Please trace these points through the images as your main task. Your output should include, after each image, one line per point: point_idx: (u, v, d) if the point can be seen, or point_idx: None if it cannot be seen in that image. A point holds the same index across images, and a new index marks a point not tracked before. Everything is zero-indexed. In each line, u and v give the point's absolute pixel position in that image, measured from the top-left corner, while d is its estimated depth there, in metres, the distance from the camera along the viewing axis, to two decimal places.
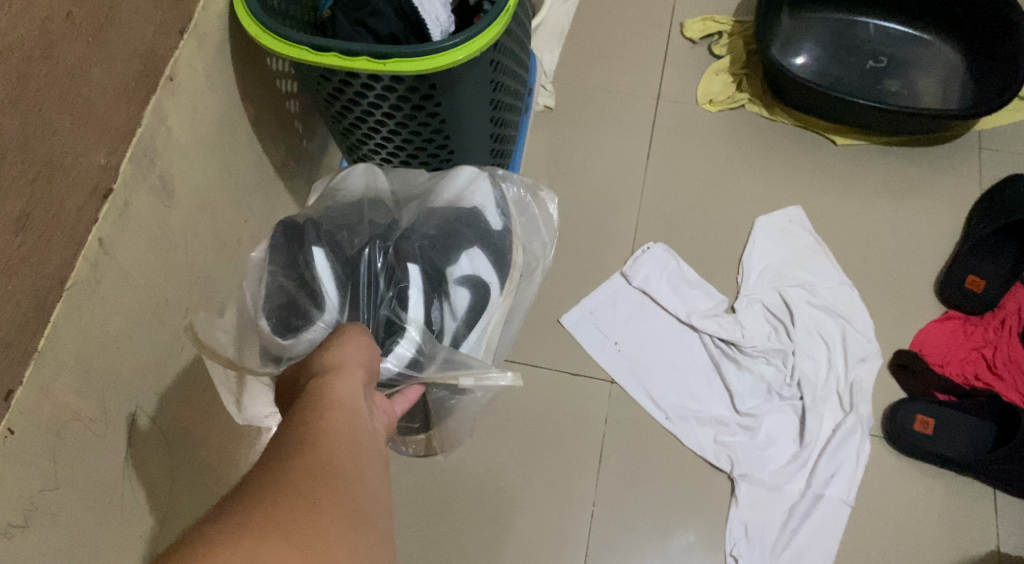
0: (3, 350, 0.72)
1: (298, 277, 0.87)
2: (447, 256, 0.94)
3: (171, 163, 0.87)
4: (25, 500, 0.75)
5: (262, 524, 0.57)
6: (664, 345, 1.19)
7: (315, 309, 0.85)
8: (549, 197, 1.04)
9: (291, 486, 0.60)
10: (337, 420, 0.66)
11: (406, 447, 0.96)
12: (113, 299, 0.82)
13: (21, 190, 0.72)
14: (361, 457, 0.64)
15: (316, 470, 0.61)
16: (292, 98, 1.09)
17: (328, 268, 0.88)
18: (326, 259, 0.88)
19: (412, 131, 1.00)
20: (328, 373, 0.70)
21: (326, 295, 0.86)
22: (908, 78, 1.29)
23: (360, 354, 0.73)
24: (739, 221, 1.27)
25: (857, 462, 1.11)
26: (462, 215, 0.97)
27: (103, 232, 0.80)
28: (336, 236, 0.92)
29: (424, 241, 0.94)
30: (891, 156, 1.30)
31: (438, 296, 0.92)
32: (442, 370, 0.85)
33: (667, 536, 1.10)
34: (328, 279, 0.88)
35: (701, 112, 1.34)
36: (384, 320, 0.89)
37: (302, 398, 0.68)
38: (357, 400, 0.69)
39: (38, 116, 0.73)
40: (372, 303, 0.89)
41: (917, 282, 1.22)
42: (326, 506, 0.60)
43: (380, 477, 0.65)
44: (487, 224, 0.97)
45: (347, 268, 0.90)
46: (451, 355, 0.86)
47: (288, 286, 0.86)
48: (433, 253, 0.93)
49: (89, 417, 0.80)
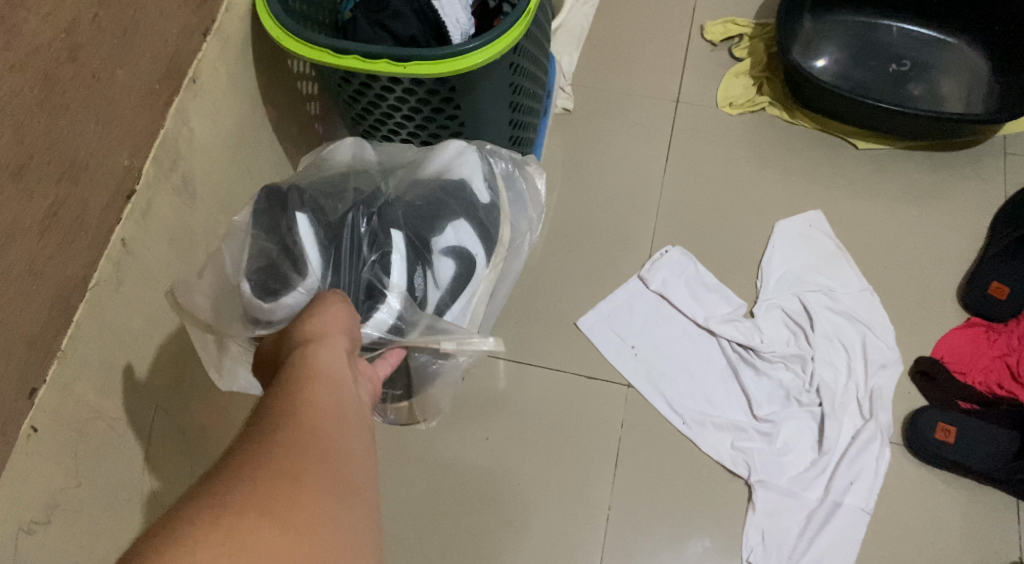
0: (27, 349, 0.72)
1: (281, 240, 0.84)
2: (432, 226, 0.93)
3: (193, 164, 0.88)
4: (49, 497, 0.76)
5: (238, 512, 0.57)
6: (682, 350, 1.19)
7: (295, 275, 0.82)
8: (536, 173, 1.05)
9: (272, 462, 0.60)
10: (318, 396, 0.66)
11: (389, 414, 0.98)
12: (134, 299, 0.83)
13: (48, 191, 0.73)
14: (344, 430, 0.65)
15: (297, 445, 0.62)
16: (312, 99, 1.09)
17: (311, 234, 0.85)
18: (310, 224, 0.85)
19: (431, 133, 1.01)
20: (307, 346, 0.70)
21: (307, 260, 0.84)
22: (933, 82, 1.28)
23: (340, 325, 0.73)
24: (759, 225, 1.26)
25: (876, 469, 1.11)
26: (448, 185, 0.95)
27: (126, 232, 0.81)
28: (319, 202, 0.89)
29: (409, 209, 0.93)
30: (915, 160, 1.29)
31: (422, 265, 0.91)
32: (425, 336, 0.86)
33: (683, 541, 1.10)
34: (310, 244, 0.85)
35: (721, 115, 1.33)
36: (365, 284, 0.88)
37: (280, 374, 0.68)
38: (340, 374, 0.69)
39: (65, 118, 0.74)
40: (354, 267, 0.88)
41: (939, 289, 1.21)
42: (308, 481, 0.60)
43: (364, 446, 0.66)
44: (474, 196, 0.97)
45: (329, 233, 0.87)
46: (433, 321, 0.87)
47: (270, 250, 0.83)
48: (418, 221, 0.93)
49: (110, 415, 0.81)
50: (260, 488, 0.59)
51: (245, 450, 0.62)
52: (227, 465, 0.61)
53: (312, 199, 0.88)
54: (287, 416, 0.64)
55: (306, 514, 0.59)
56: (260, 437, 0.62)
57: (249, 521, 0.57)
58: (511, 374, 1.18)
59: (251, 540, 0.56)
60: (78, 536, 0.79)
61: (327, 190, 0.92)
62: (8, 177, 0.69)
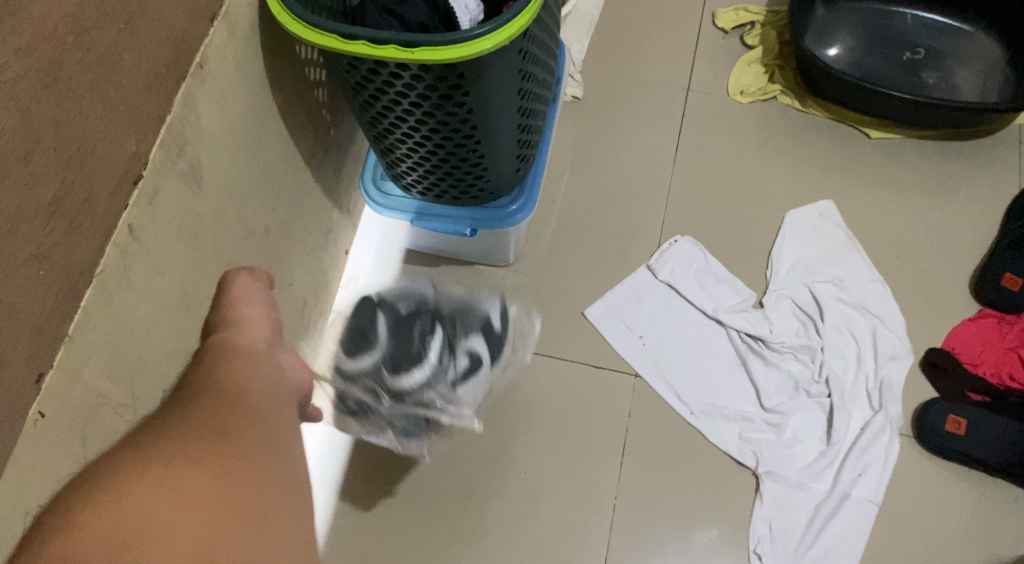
0: (33, 334, 0.71)
1: (364, 313, 1.07)
2: (459, 338, 1.06)
3: (200, 150, 0.85)
4: (56, 482, 0.75)
5: (187, 435, 0.65)
6: (690, 341, 1.18)
7: (368, 352, 1.03)
8: (536, 319, 1.19)
9: (201, 400, 0.68)
10: (243, 357, 0.74)
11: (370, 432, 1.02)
12: (142, 285, 0.81)
13: (54, 174, 0.71)
14: (262, 371, 0.73)
15: (227, 385, 0.70)
16: (319, 87, 1.04)
17: (384, 323, 1.06)
18: (386, 321, 1.06)
19: (448, 187, 1.04)
20: (233, 322, 0.80)
21: (377, 335, 1.04)
22: (948, 70, 1.26)
23: (260, 305, 0.84)
24: (769, 215, 1.25)
25: (886, 461, 1.10)
26: (478, 307, 1.10)
27: (133, 218, 0.79)
28: (390, 304, 1.08)
29: (448, 316, 1.08)
30: (928, 151, 1.27)
31: (447, 353, 1.05)
32: (443, 403, 1.01)
33: (690, 532, 1.09)
34: (380, 327, 1.05)
35: (732, 104, 1.32)
36: (407, 356, 1.02)
37: (207, 345, 0.77)
38: (262, 342, 0.78)
39: (73, 103, 0.72)
40: (407, 342, 1.04)
41: (951, 280, 1.20)
42: (237, 409, 0.68)
43: (283, 388, 0.74)
44: (495, 327, 1.11)
45: (399, 327, 1.05)
46: (446, 394, 1.02)
47: (357, 325, 1.06)
48: (450, 335, 1.06)
49: (118, 401, 0.80)
50: (201, 417, 0.67)
51: (181, 398, 0.70)
52: (166, 414, 0.68)
53: (387, 310, 1.07)
54: (218, 367, 0.72)
55: (247, 431, 0.66)
56: (194, 389, 0.70)
57: (186, 441, 0.64)
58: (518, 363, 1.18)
59: (191, 452, 0.63)
60: None
61: (395, 292, 1.10)
62: (15, 163, 0.68)
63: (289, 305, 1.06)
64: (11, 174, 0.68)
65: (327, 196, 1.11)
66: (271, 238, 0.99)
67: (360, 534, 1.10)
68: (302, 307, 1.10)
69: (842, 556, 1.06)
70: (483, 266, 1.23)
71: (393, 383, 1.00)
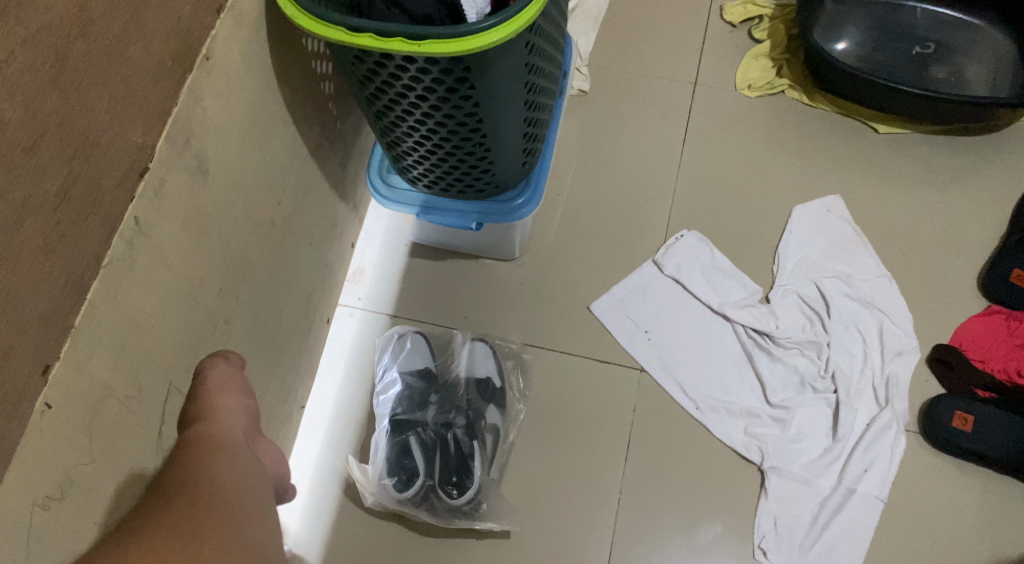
0: (41, 325, 0.72)
1: (398, 429, 1.10)
2: (473, 447, 1.09)
3: (206, 142, 0.85)
4: (61, 472, 0.75)
5: (167, 546, 0.66)
6: (695, 336, 1.18)
7: (390, 476, 1.07)
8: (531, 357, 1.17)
9: (169, 521, 0.69)
10: (222, 461, 0.74)
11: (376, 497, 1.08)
12: (148, 278, 0.81)
13: (60, 167, 0.71)
14: (205, 509, 0.69)
15: (188, 506, 0.70)
16: (325, 79, 1.03)
17: (396, 439, 1.09)
18: (397, 432, 1.09)
19: (455, 178, 1.03)
20: (210, 413, 0.78)
21: (395, 459, 1.08)
22: (958, 65, 1.25)
23: (235, 392, 0.81)
24: (776, 210, 1.25)
25: (891, 457, 1.10)
26: (483, 401, 1.13)
27: (139, 210, 0.78)
28: (402, 399, 1.12)
29: (457, 426, 1.11)
30: (937, 145, 1.27)
31: (464, 469, 1.08)
32: (470, 506, 1.07)
33: (694, 527, 1.09)
34: (416, 446, 1.08)
35: (739, 98, 1.32)
36: (428, 468, 1.08)
37: (183, 441, 0.76)
38: (240, 440, 0.77)
39: (78, 95, 0.72)
40: (425, 457, 1.08)
41: (959, 276, 1.19)
42: (204, 533, 0.68)
43: (242, 504, 0.72)
44: (497, 395, 1.13)
45: (410, 432, 1.10)
46: (473, 500, 1.07)
47: (378, 442, 1.09)
48: (462, 443, 1.09)
49: (124, 393, 0.80)
50: (181, 527, 0.68)
51: (157, 507, 0.70)
52: (144, 517, 0.70)
53: (397, 411, 1.11)
54: (196, 478, 0.72)
55: (230, 545, 0.68)
56: (166, 502, 0.70)
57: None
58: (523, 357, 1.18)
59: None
60: (92, 512, 0.78)
61: (408, 397, 1.12)
62: (20, 155, 0.68)
63: (294, 298, 1.06)
64: (16, 166, 0.68)
65: (333, 190, 1.10)
66: (277, 231, 0.99)
67: (365, 527, 1.11)
68: (307, 299, 1.10)
69: (845, 551, 1.06)
70: (488, 260, 1.23)
71: (412, 490, 1.06)
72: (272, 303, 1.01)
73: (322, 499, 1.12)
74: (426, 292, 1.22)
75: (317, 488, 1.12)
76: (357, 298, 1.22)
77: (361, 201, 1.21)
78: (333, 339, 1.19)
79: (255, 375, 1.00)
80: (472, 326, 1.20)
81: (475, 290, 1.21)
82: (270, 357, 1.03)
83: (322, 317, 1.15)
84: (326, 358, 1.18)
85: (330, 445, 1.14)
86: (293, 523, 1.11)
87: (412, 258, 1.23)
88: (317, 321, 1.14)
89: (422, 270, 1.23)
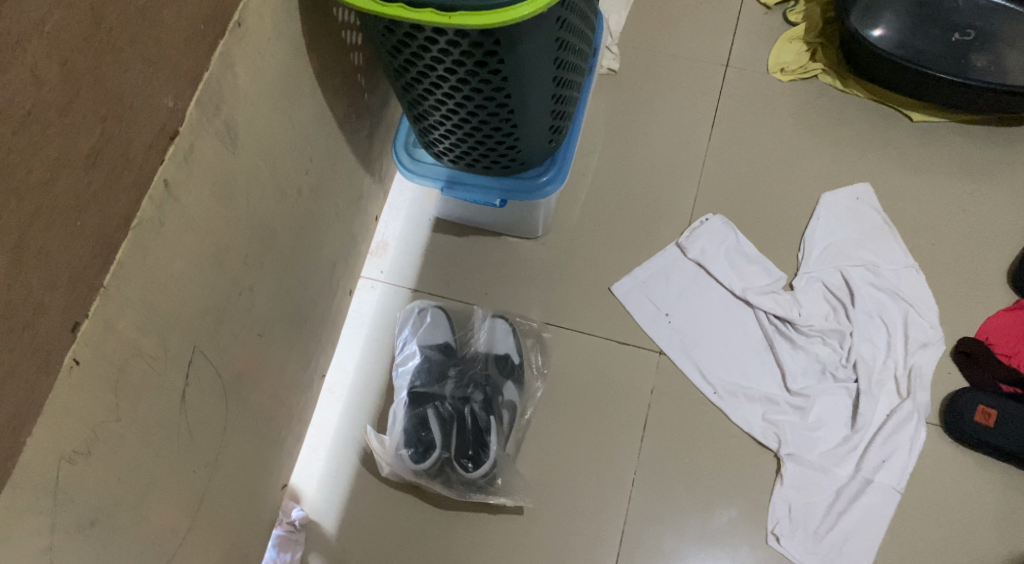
0: (70, 284, 0.70)
1: (417, 402, 1.10)
2: (489, 421, 1.10)
3: (238, 109, 0.83)
4: (88, 429, 0.74)
5: None
6: (718, 320, 1.18)
7: (406, 447, 1.07)
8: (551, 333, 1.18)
9: None
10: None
11: (393, 470, 1.09)
12: (177, 242, 0.79)
13: (91, 128, 0.69)
14: None
15: None
16: (356, 50, 1.01)
17: (413, 410, 1.09)
18: (414, 403, 1.10)
19: (480, 155, 1.03)
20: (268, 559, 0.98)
21: (411, 430, 1.08)
22: (999, 53, 1.22)
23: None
24: (804, 197, 1.23)
25: (911, 448, 1.09)
26: (500, 376, 1.13)
27: (169, 173, 0.77)
28: (422, 371, 1.13)
29: (474, 401, 1.11)
30: (973, 136, 1.25)
31: (480, 443, 1.08)
32: (485, 482, 1.08)
33: (709, 511, 1.09)
34: (433, 419, 1.09)
35: (771, 81, 1.31)
36: (444, 441, 1.08)
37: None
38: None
39: (112, 55, 0.70)
40: (442, 429, 1.09)
41: (988, 269, 1.18)
42: None
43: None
44: (516, 372, 1.14)
45: (427, 404, 1.10)
46: (489, 475, 1.08)
47: (396, 413, 1.10)
48: (479, 417, 1.10)
49: (151, 355, 0.79)
50: None
51: None
52: None
53: (416, 383, 1.12)
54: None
55: None
56: None
57: None
58: (540, 335, 1.18)
59: None
60: (117, 470, 0.78)
61: (425, 369, 1.13)
62: (54, 115, 0.67)
63: (318, 268, 1.06)
64: (49, 125, 0.66)
65: (360, 161, 1.10)
66: (304, 200, 0.98)
67: (381, 496, 1.12)
68: (331, 270, 1.10)
69: (860, 541, 1.06)
70: (511, 238, 1.23)
71: (427, 462, 1.07)
72: (297, 271, 1.01)
73: (340, 468, 1.13)
74: (448, 267, 1.22)
75: (334, 457, 1.14)
76: (379, 272, 1.22)
77: (386, 174, 1.21)
78: (355, 311, 1.20)
79: (278, 344, 1.00)
80: (493, 302, 1.20)
81: (497, 267, 1.22)
82: (293, 326, 1.03)
83: (345, 289, 1.16)
84: (346, 329, 1.19)
85: (348, 415, 1.15)
86: (310, 491, 1.12)
87: (435, 233, 1.24)
88: (340, 292, 1.15)
89: (445, 245, 1.23)
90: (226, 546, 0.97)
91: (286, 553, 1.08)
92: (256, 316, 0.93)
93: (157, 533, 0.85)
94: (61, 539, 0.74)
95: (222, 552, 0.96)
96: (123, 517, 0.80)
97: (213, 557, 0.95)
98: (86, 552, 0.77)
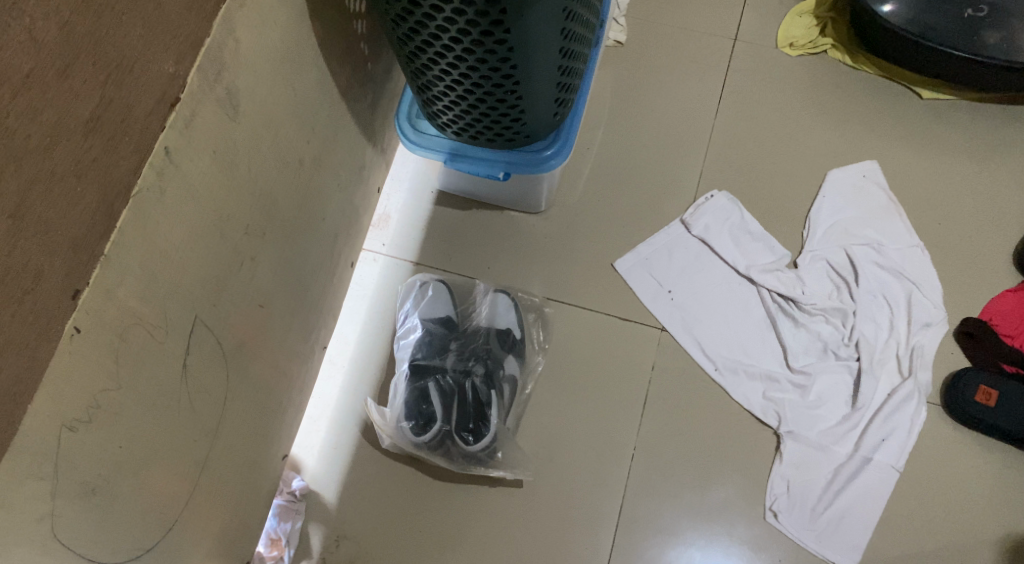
0: (70, 251, 0.70)
1: (416, 374, 1.10)
2: (490, 393, 1.10)
3: (239, 76, 0.82)
4: (89, 397, 0.74)
5: None
6: (720, 298, 1.17)
7: (406, 419, 1.08)
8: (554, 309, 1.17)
9: None
10: None
11: (393, 441, 1.10)
12: (179, 209, 0.78)
13: (90, 94, 0.69)
14: None
15: None
16: (359, 18, 0.99)
17: (414, 382, 1.10)
18: (415, 374, 1.10)
19: (485, 129, 1.02)
20: None
21: (412, 402, 1.08)
22: (1012, 29, 1.15)
23: None
24: (810, 174, 1.23)
25: (910, 426, 1.09)
26: (502, 350, 1.13)
27: (170, 140, 0.76)
28: (424, 345, 1.13)
29: (476, 374, 1.11)
30: (982, 114, 1.24)
31: (481, 414, 1.08)
32: (485, 453, 1.09)
33: (707, 487, 1.10)
34: (433, 392, 1.09)
35: (780, 56, 1.29)
36: (446, 414, 1.09)
37: None
38: None
39: (111, 18, 0.69)
40: (443, 401, 1.09)
41: (993, 249, 1.17)
42: None
43: None
44: (518, 346, 1.14)
45: (427, 376, 1.10)
46: (489, 447, 1.08)
47: (397, 386, 1.11)
48: (479, 390, 1.10)
49: (152, 323, 0.78)
50: None
51: None
52: None
53: (418, 356, 1.12)
54: None
55: None
56: None
57: None
58: (541, 309, 1.17)
59: None
60: (118, 438, 0.78)
61: (426, 341, 1.13)
62: (52, 78, 0.66)
63: (320, 238, 1.06)
64: (47, 88, 0.66)
65: (362, 131, 1.09)
66: (305, 169, 0.97)
67: (380, 468, 1.12)
68: (333, 241, 1.10)
69: (857, 519, 1.07)
70: (514, 211, 1.23)
71: (427, 434, 1.07)
72: (298, 241, 1.00)
73: (341, 440, 1.13)
74: (450, 240, 1.22)
75: (335, 428, 1.14)
76: (381, 244, 1.22)
77: (389, 145, 1.20)
78: (356, 283, 1.19)
79: (279, 313, 1.00)
80: (495, 276, 1.20)
81: (500, 241, 1.21)
82: (295, 296, 1.03)
83: (346, 261, 1.16)
84: (348, 302, 1.18)
85: (348, 387, 1.15)
86: (310, 462, 1.12)
87: (438, 205, 1.23)
88: (342, 264, 1.14)
89: (447, 218, 1.23)
90: (226, 515, 0.97)
91: (287, 523, 1.09)
92: (257, 285, 0.93)
93: (157, 500, 0.85)
94: (62, 505, 0.74)
95: (222, 521, 0.97)
96: (124, 484, 0.80)
97: (213, 526, 0.95)
98: (86, 518, 0.77)
